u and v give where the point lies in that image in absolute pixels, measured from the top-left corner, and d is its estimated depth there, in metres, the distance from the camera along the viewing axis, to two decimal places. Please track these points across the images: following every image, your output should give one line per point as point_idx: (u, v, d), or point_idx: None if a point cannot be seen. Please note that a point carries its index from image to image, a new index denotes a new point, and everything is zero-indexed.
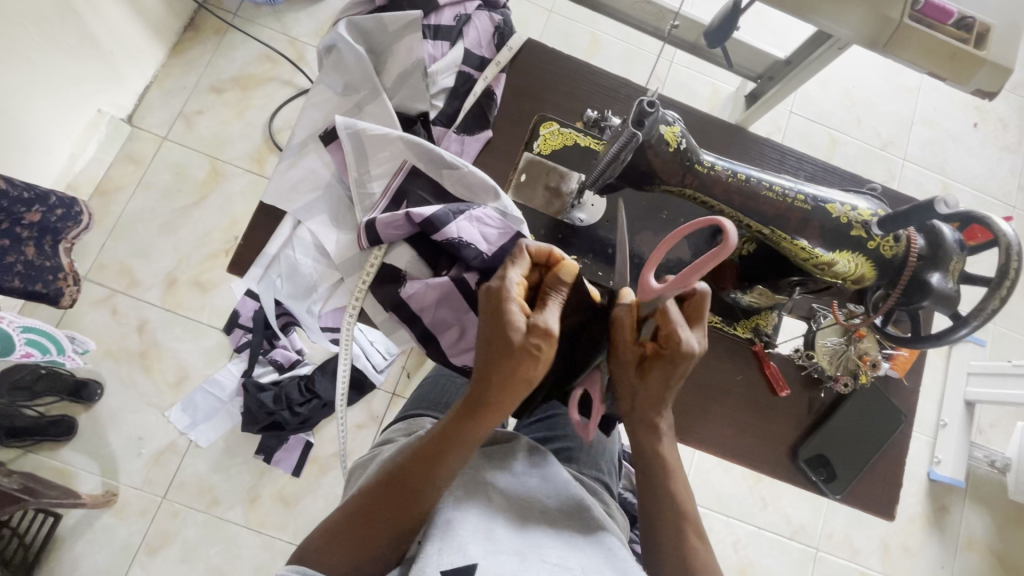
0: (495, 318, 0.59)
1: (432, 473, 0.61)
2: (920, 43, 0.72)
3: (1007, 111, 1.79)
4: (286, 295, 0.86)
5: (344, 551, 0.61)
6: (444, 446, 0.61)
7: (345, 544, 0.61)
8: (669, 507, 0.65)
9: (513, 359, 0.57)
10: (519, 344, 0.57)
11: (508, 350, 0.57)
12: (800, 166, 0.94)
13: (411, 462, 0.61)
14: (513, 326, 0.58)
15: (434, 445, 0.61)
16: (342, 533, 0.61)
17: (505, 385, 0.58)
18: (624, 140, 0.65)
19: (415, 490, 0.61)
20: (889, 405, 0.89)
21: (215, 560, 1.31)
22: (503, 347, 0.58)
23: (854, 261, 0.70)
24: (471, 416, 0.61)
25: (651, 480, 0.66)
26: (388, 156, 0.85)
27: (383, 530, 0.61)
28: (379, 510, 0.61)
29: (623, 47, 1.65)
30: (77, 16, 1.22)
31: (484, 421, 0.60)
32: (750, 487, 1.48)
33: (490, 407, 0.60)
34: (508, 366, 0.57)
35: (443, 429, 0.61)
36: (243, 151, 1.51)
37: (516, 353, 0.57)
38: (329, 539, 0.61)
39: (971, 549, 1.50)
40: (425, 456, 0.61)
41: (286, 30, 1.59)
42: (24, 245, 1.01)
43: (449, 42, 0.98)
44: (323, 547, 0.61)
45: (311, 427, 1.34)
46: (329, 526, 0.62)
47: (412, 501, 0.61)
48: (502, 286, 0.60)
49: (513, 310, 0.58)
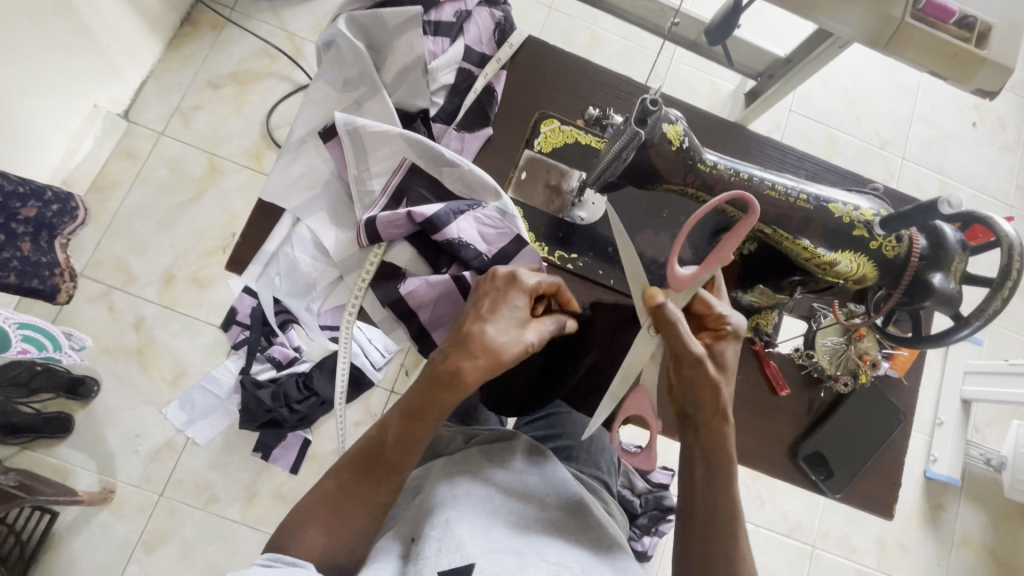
0: (500, 301, 0.61)
1: (406, 448, 0.61)
2: (922, 42, 0.72)
3: (1006, 111, 1.80)
4: (285, 293, 0.85)
5: (319, 532, 0.60)
6: (415, 421, 0.60)
7: (321, 527, 0.60)
8: (724, 519, 0.62)
9: (498, 339, 0.59)
10: (508, 339, 0.59)
11: (505, 333, 0.59)
12: (801, 165, 0.93)
13: (388, 439, 0.61)
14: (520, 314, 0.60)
15: (406, 422, 0.61)
16: (319, 516, 0.61)
17: (484, 362, 0.58)
18: (627, 138, 0.65)
19: (393, 468, 0.61)
20: (888, 404, 0.89)
21: (213, 557, 1.30)
22: (494, 320, 0.60)
23: (856, 261, 0.69)
24: (446, 391, 0.59)
25: (708, 490, 0.63)
26: (389, 153, 0.84)
27: (362, 512, 0.61)
28: (359, 487, 0.61)
29: (623, 44, 1.65)
30: (73, 9, 1.21)
31: (444, 395, 0.59)
32: (748, 485, 1.49)
33: (466, 380, 0.58)
34: (484, 339, 0.58)
35: (412, 403, 0.61)
36: (240, 147, 1.50)
37: (516, 338, 0.59)
38: (305, 520, 0.60)
39: (966, 546, 1.51)
40: (399, 432, 0.61)
41: (284, 25, 1.58)
42: (20, 241, 1.00)
43: (449, 38, 0.97)
44: (300, 526, 0.60)
45: (308, 425, 1.33)
46: (304, 506, 0.62)
47: (389, 478, 0.61)
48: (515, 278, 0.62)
49: (516, 306, 0.61)
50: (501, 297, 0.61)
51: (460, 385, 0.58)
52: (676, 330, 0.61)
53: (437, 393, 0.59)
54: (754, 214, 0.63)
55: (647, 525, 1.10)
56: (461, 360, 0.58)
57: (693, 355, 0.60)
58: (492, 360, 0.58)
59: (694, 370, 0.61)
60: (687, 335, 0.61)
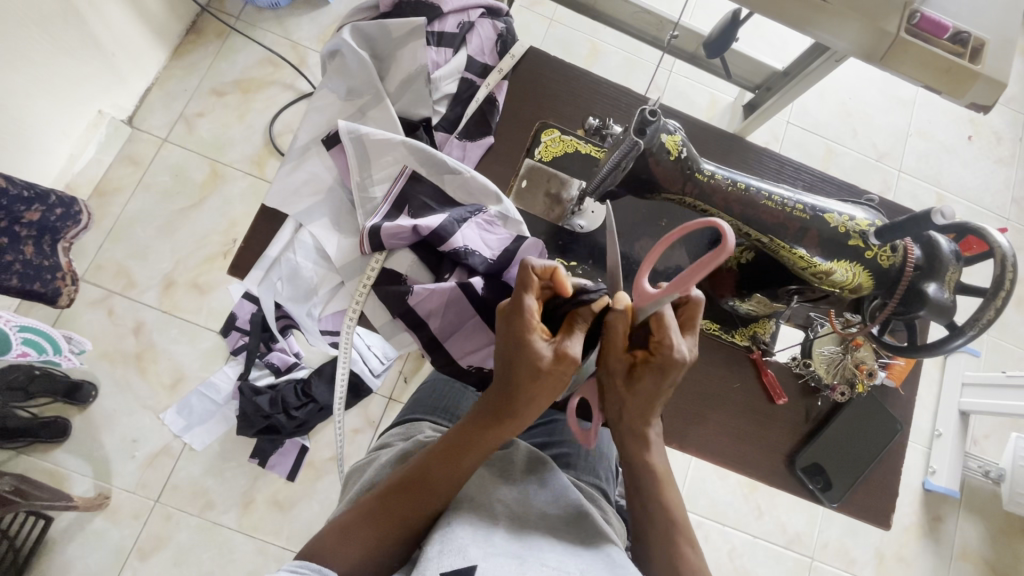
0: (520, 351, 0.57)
1: (451, 473, 0.62)
2: (916, 57, 0.73)
3: (1001, 125, 1.82)
4: (286, 297, 0.86)
5: (351, 548, 0.59)
6: (463, 451, 0.63)
7: (347, 542, 0.59)
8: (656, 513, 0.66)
9: (540, 387, 0.58)
10: (546, 372, 0.57)
11: (536, 381, 0.57)
12: (798, 176, 0.95)
13: (429, 462, 0.62)
14: (539, 354, 0.57)
15: (451, 451, 0.63)
16: (346, 530, 0.60)
17: (532, 404, 0.60)
18: (625, 148, 0.66)
19: (432, 489, 0.62)
20: (885, 413, 0.89)
21: (208, 564, 1.30)
22: (529, 374, 0.57)
23: (851, 270, 0.70)
24: (497, 427, 0.62)
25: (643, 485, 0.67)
26: (391, 161, 0.85)
27: (393, 526, 0.60)
28: (393, 504, 0.61)
29: (623, 56, 1.67)
30: (79, 16, 1.22)
31: (507, 427, 0.62)
32: (746, 495, 1.49)
33: (517, 417, 0.61)
34: (540, 389, 0.58)
35: (458, 437, 0.63)
36: (243, 154, 1.51)
37: (551, 377, 0.57)
38: (334, 536, 0.60)
39: (965, 559, 1.51)
40: (443, 463, 0.62)
41: (288, 35, 1.60)
42: (24, 244, 1.00)
43: (452, 48, 0.98)
44: (333, 544, 0.60)
45: (306, 431, 1.33)
46: (333, 526, 0.61)
47: (427, 497, 0.62)
48: (525, 314, 0.57)
49: (539, 345, 0.57)
50: (518, 345, 0.57)
51: (512, 422, 0.62)
52: (609, 340, 0.60)
53: (486, 429, 0.62)
54: (722, 252, 0.46)
55: None
56: (512, 404, 0.60)
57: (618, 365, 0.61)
58: (543, 401, 0.60)
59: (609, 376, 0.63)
60: (615, 346, 0.60)
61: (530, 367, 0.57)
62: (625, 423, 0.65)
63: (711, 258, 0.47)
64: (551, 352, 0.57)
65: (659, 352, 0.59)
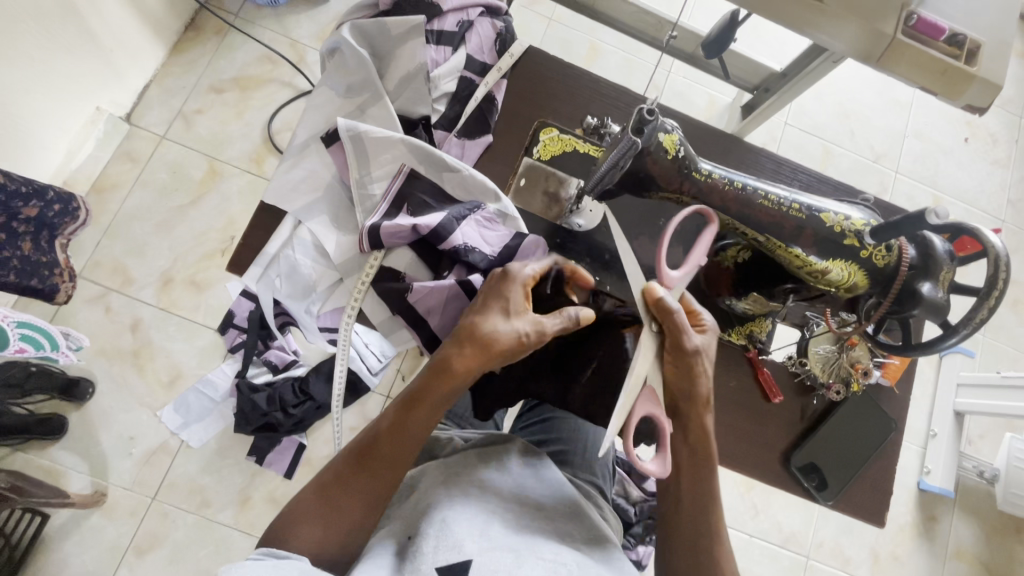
0: (495, 295, 0.64)
1: (400, 440, 0.62)
2: (913, 58, 0.74)
3: (997, 127, 1.83)
4: (285, 295, 0.86)
5: (315, 528, 0.60)
6: (412, 413, 0.62)
7: (312, 521, 0.60)
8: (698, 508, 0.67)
9: (496, 342, 0.60)
10: (515, 325, 0.61)
11: (495, 326, 0.61)
12: (794, 176, 0.95)
13: (382, 432, 0.62)
14: (514, 303, 0.62)
15: (400, 413, 0.62)
16: (311, 509, 0.61)
17: (472, 358, 0.60)
18: (624, 147, 0.66)
19: (389, 461, 0.62)
20: (880, 412, 0.90)
21: (204, 562, 1.30)
22: (484, 314, 0.62)
23: (847, 269, 0.71)
24: (438, 379, 0.61)
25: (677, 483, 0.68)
26: (390, 158, 0.86)
27: (355, 505, 0.61)
28: (352, 481, 0.61)
29: (622, 56, 1.67)
30: (78, 12, 1.22)
31: (452, 388, 0.61)
32: (743, 494, 1.49)
33: (458, 368, 0.60)
34: (490, 336, 0.60)
35: (411, 394, 0.62)
36: (241, 151, 1.51)
37: (506, 325, 0.61)
38: (300, 512, 0.61)
39: (959, 559, 1.52)
40: (393, 425, 0.62)
41: (288, 33, 1.60)
42: (21, 240, 1.01)
43: (452, 47, 0.99)
44: (295, 522, 0.60)
45: (304, 429, 1.34)
46: (298, 502, 0.61)
47: (382, 471, 0.62)
48: (516, 270, 0.65)
49: (513, 293, 0.63)
50: (499, 292, 0.64)
51: (455, 372, 0.60)
52: (675, 323, 0.66)
53: (432, 381, 0.61)
54: (713, 220, 0.73)
55: (642, 535, 1.07)
56: (455, 353, 0.61)
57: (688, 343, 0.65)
58: (483, 349, 0.60)
59: (684, 360, 0.66)
60: (686, 326, 0.66)
61: (501, 313, 0.62)
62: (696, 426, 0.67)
63: (706, 230, 0.73)
64: (525, 312, 0.62)
65: (699, 327, 0.69)
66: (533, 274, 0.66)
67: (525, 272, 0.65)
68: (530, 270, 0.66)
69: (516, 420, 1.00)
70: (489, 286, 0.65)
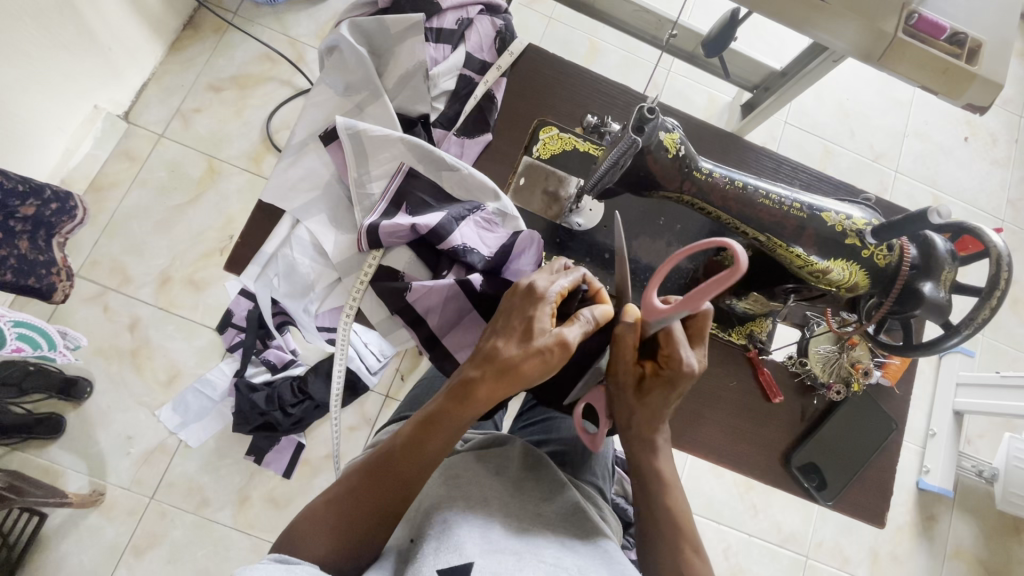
0: (520, 315, 0.61)
1: (413, 457, 0.61)
2: (914, 57, 0.74)
3: (997, 126, 1.83)
4: (283, 294, 0.85)
5: (323, 538, 0.59)
6: (427, 432, 0.61)
7: (320, 531, 0.60)
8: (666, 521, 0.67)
9: (516, 367, 0.58)
10: (538, 344, 0.59)
11: (519, 351, 0.59)
12: (795, 175, 0.95)
13: (397, 450, 0.61)
14: (539, 322, 0.60)
15: (417, 431, 0.61)
16: (318, 518, 0.60)
17: (491, 382, 0.59)
18: (624, 146, 0.65)
19: (402, 475, 0.61)
20: (880, 412, 0.89)
21: (203, 562, 1.29)
22: (507, 336, 0.61)
23: (848, 269, 0.71)
24: (459, 403, 0.60)
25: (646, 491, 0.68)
26: (389, 157, 0.85)
27: (363, 515, 0.60)
28: (360, 492, 0.61)
29: (622, 55, 1.67)
30: (75, 10, 1.22)
31: (470, 410, 0.60)
32: (742, 494, 1.49)
33: (481, 392, 0.60)
34: (512, 360, 0.59)
35: (427, 415, 0.62)
36: (240, 150, 1.50)
37: (527, 348, 0.59)
38: (308, 522, 0.60)
39: (958, 559, 1.51)
40: (408, 445, 0.61)
41: (287, 31, 1.59)
42: (18, 239, 1.00)
43: (451, 45, 0.99)
44: (304, 532, 0.60)
45: (303, 429, 1.33)
46: (307, 513, 0.61)
47: (393, 486, 0.61)
48: (544, 288, 0.62)
49: (543, 313, 0.60)
50: (524, 310, 0.61)
51: (477, 398, 0.60)
52: (620, 351, 0.63)
53: (450, 404, 0.61)
54: (733, 273, 0.45)
55: None
56: (476, 377, 0.60)
57: (621, 373, 0.64)
58: (504, 376, 0.59)
59: (619, 385, 0.66)
60: (629, 356, 0.63)
61: (526, 331, 0.60)
62: (633, 431, 0.67)
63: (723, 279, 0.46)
64: (552, 330, 0.60)
65: (670, 365, 0.62)
66: (560, 290, 0.63)
67: (553, 289, 0.62)
68: (560, 287, 0.62)
69: (516, 420, 1.00)
70: (516, 303, 0.63)
